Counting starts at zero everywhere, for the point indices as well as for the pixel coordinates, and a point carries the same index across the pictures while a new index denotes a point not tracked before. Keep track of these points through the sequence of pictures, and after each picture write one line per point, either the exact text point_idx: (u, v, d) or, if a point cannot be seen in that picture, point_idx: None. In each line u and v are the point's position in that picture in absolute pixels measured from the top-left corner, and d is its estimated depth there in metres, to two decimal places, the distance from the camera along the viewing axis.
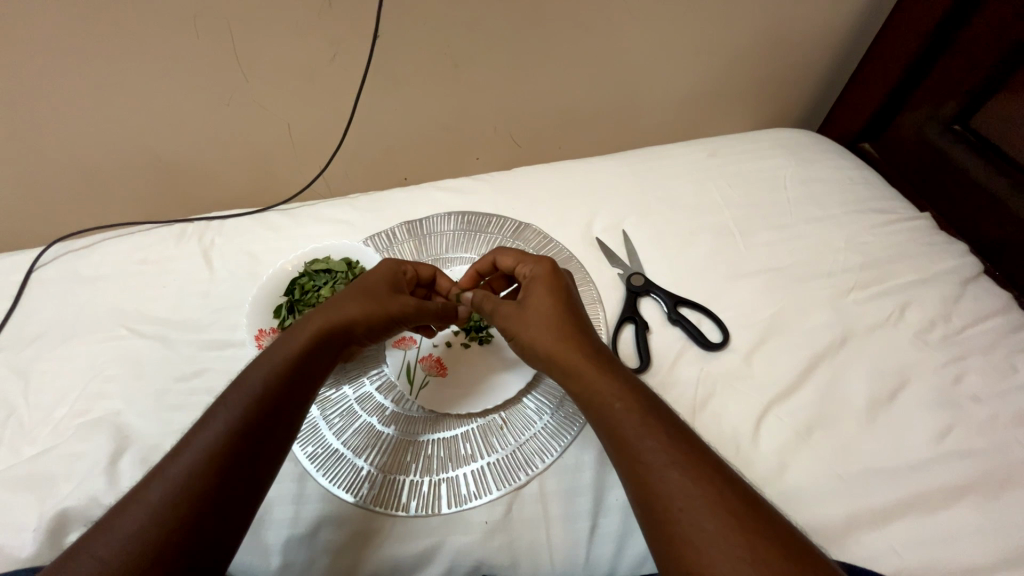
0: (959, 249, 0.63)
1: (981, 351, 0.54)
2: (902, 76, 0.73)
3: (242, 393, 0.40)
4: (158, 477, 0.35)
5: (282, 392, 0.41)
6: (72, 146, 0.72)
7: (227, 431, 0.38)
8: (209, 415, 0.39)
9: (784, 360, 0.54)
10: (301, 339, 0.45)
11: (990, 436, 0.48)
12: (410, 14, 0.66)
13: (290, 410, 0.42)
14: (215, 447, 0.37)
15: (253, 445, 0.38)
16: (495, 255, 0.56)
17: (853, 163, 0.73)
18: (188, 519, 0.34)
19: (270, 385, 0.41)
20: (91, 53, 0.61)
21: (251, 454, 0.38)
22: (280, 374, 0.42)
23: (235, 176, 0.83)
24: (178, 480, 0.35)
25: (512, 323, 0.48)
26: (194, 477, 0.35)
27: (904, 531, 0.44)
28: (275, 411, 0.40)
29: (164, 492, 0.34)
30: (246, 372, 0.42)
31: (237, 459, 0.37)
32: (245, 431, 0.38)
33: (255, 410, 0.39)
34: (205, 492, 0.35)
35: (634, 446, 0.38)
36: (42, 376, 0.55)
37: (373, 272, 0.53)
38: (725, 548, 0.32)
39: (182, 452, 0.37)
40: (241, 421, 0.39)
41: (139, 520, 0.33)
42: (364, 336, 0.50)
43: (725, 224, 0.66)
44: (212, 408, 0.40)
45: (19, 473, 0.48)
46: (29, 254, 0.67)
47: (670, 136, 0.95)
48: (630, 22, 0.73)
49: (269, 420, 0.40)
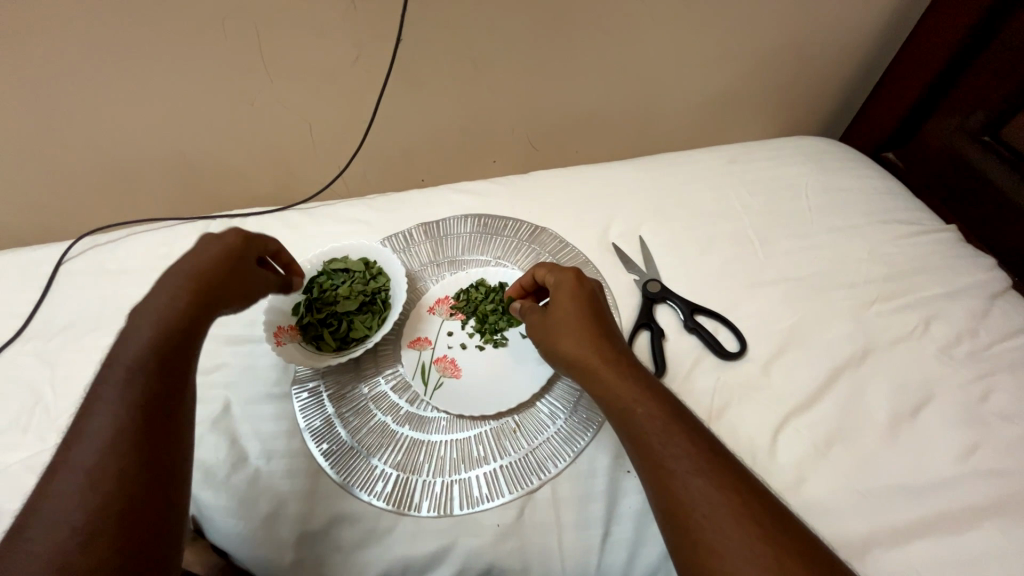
0: (987, 262, 0.62)
1: (1009, 368, 0.52)
2: (929, 85, 0.72)
3: (116, 372, 0.39)
4: (61, 473, 0.35)
5: (165, 364, 0.40)
6: (102, 143, 0.74)
7: (112, 416, 0.37)
8: (90, 407, 0.38)
9: (803, 371, 0.53)
10: (157, 311, 0.42)
11: (1018, 455, 0.47)
12: (434, 18, 0.66)
13: (181, 379, 0.41)
14: (113, 433, 0.36)
15: (143, 426, 0.37)
16: (531, 270, 0.55)
17: (877, 173, 0.72)
18: (115, 505, 0.34)
19: (150, 359, 0.40)
20: (124, 53, 0.63)
21: (144, 432, 0.37)
22: (161, 347, 0.40)
23: (258, 175, 0.85)
24: (80, 474, 0.35)
25: (540, 330, 0.49)
26: (105, 467, 0.35)
27: (926, 549, 0.43)
28: (165, 385, 0.40)
29: (76, 488, 0.34)
30: (115, 354, 0.40)
31: (135, 435, 0.37)
32: (137, 411, 0.38)
33: (140, 389, 0.38)
34: (121, 476, 0.35)
35: (658, 453, 0.37)
36: (69, 366, 0.56)
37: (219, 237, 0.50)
38: (752, 561, 0.31)
39: (77, 449, 0.36)
40: (126, 402, 0.38)
41: (60, 518, 0.33)
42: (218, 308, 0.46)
43: (744, 232, 0.65)
44: (90, 398, 0.38)
45: (46, 458, 0.49)
46: (59, 246, 0.69)
47: (689, 143, 0.94)
48: (651, 27, 0.73)
49: (162, 393, 0.39)
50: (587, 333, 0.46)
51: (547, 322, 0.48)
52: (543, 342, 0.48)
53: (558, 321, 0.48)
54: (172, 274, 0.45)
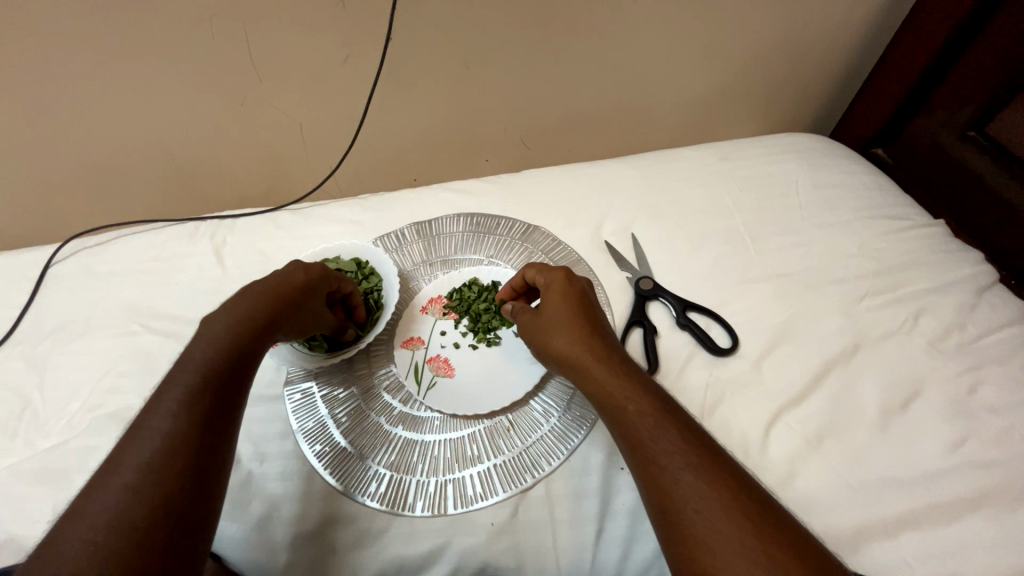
0: (974, 256, 0.62)
1: (997, 360, 0.53)
2: (916, 81, 0.73)
3: (186, 374, 0.39)
4: (121, 467, 0.34)
5: (226, 376, 0.40)
6: (89, 145, 0.73)
7: (182, 415, 0.37)
8: (148, 409, 0.37)
9: (794, 365, 0.53)
10: (232, 322, 0.42)
11: (1006, 447, 0.48)
12: (424, 17, 0.66)
13: (241, 392, 0.41)
14: (174, 434, 0.36)
15: (212, 432, 0.37)
16: (521, 271, 0.55)
17: (865, 169, 0.73)
18: (164, 509, 0.33)
19: (217, 367, 0.40)
20: (110, 54, 0.62)
21: (210, 437, 0.37)
22: (227, 356, 0.41)
23: (248, 176, 0.84)
24: (143, 468, 0.34)
25: (533, 331, 0.49)
26: (161, 468, 0.34)
27: (916, 540, 0.43)
28: (224, 395, 0.39)
29: (127, 488, 0.33)
30: (178, 364, 0.40)
31: (203, 438, 0.37)
32: (198, 416, 0.37)
33: (210, 391, 0.38)
34: (183, 476, 0.34)
35: (650, 448, 0.38)
36: (57, 370, 0.56)
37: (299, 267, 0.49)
38: (743, 552, 0.31)
39: (130, 452, 0.35)
40: (195, 403, 0.37)
41: (108, 517, 0.32)
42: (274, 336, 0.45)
43: (735, 228, 0.66)
44: (152, 401, 0.37)
45: (34, 464, 0.48)
46: (47, 250, 0.68)
47: (680, 140, 0.94)
48: (641, 25, 0.73)
49: (222, 402, 0.39)
50: (578, 330, 0.46)
51: (538, 321, 0.49)
52: (535, 341, 0.49)
53: (551, 321, 0.47)
54: (247, 294, 0.45)
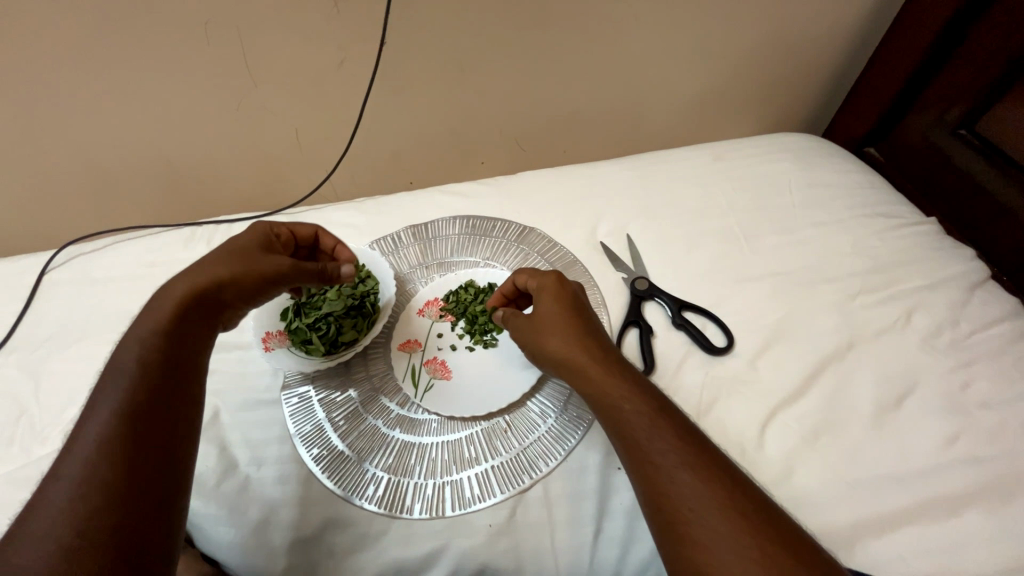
0: (966, 253, 0.63)
1: (989, 357, 0.53)
2: (907, 80, 0.74)
3: (119, 372, 0.39)
4: (56, 476, 0.34)
5: (168, 357, 0.41)
6: (83, 151, 0.73)
7: (115, 411, 0.37)
8: (92, 403, 0.38)
9: (790, 363, 0.53)
10: (167, 307, 0.43)
11: (999, 442, 0.48)
12: (417, 20, 0.66)
13: (183, 377, 0.41)
14: (110, 428, 0.36)
15: (152, 418, 0.38)
16: (513, 275, 0.55)
17: (858, 168, 0.73)
18: (117, 490, 0.34)
19: (150, 357, 0.40)
20: (104, 59, 0.63)
21: (151, 424, 0.37)
22: (161, 344, 0.41)
23: (244, 181, 0.84)
24: (82, 469, 0.34)
25: (526, 332, 0.49)
26: (100, 463, 0.34)
27: (911, 536, 0.43)
28: (168, 375, 0.40)
29: (76, 478, 0.34)
30: (115, 356, 0.40)
31: (142, 427, 0.37)
32: (142, 397, 0.38)
33: (145, 383, 0.39)
34: (125, 467, 0.35)
35: (646, 448, 0.38)
36: (53, 376, 0.56)
37: (246, 236, 0.53)
38: (737, 550, 0.32)
39: (78, 443, 0.35)
40: (129, 397, 0.38)
41: (60, 506, 0.32)
42: (235, 300, 0.48)
43: (730, 228, 0.66)
44: (93, 398, 0.38)
45: (30, 471, 0.48)
46: (42, 256, 0.68)
47: (675, 142, 0.95)
48: (634, 27, 0.73)
49: (168, 382, 0.40)
50: (574, 331, 0.46)
51: (533, 322, 0.49)
52: (529, 343, 0.49)
53: (540, 316, 0.48)
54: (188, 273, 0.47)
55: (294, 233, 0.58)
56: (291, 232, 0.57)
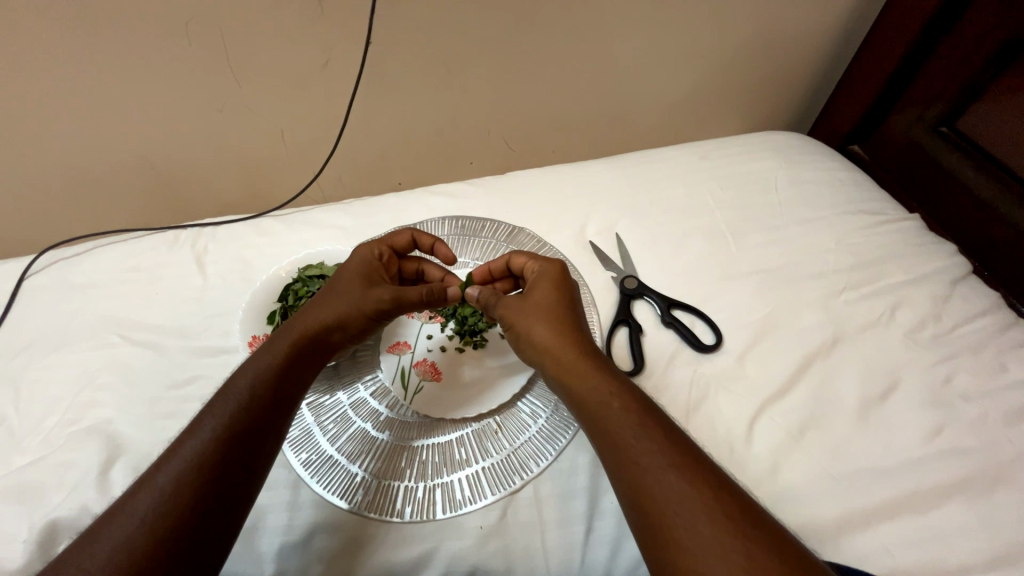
0: (948, 249, 0.64)
1: (970, 350, 0.54)
2: (889, 79, 0.75)
3: (231, 399, 0.42)
4: (145, 487, 0.37)
5: (273, 393, 0.43)
6: (62, 154, 0.71)
7: (214, 439, 0.39)
8: (202, 417, 0.41)
9: (777, 359, 0.54)
10: (284, 347, 0.46)
11: (980, 434, 0.49)
12: (403, 21, 0.66)
13: (278, 414, 0.43)
14: (202, 454, 0.38)
15: (243, 452, 0.40)
16: (508, 257, 0.57)
17: (842, 166, 0.74)
18: (187, 513, 0.36)
19: (257, 393, 0.43)
20: (82, 61, 0.61)
21: (239, 458, 0.39)
22: (269, 380, 0.44)
23: (228, 183, 0.83)
24: (166, 487, 0.36)
25: (512, 312, 0.50)
26: (184, 485, 0.37)
27: (898, 529, 0.44)
28: (270, 405, 0.43)
29: (161, 491, 0.36)
30: (234, 380, 0.44)
31: (228, 458, 0.39)
32: (239, 426, 0.40)
33: (245, 416, 0.41)
34: (199, 493, 0.37)
35: (631, 450, 0.38)
36: (34, 385, 0.55)
37: (350, 266, 0.54)
38: (721, 553, 0.31)
39: (177, 454, 0.38)
40: (228, 427, 0.40)
41: (139, 518, 0.35)
42: (345, 341, 0.51)
43: (717, 226, 0.66)
44: (205, 413, 0.41)
45: (9, 481, 0.47)
46: (21, 263, 0.67)
47: (664, 140, 0.95)
48: (620, 26, 0.74)
49: (265, 414, 0.42)
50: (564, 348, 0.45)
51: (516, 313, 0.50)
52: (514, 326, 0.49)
53: (522, 312, 0.49)
54: (308, 311, 0.49)
55: (393, 246, 0.58)
56: (389, 247, 0.57)
